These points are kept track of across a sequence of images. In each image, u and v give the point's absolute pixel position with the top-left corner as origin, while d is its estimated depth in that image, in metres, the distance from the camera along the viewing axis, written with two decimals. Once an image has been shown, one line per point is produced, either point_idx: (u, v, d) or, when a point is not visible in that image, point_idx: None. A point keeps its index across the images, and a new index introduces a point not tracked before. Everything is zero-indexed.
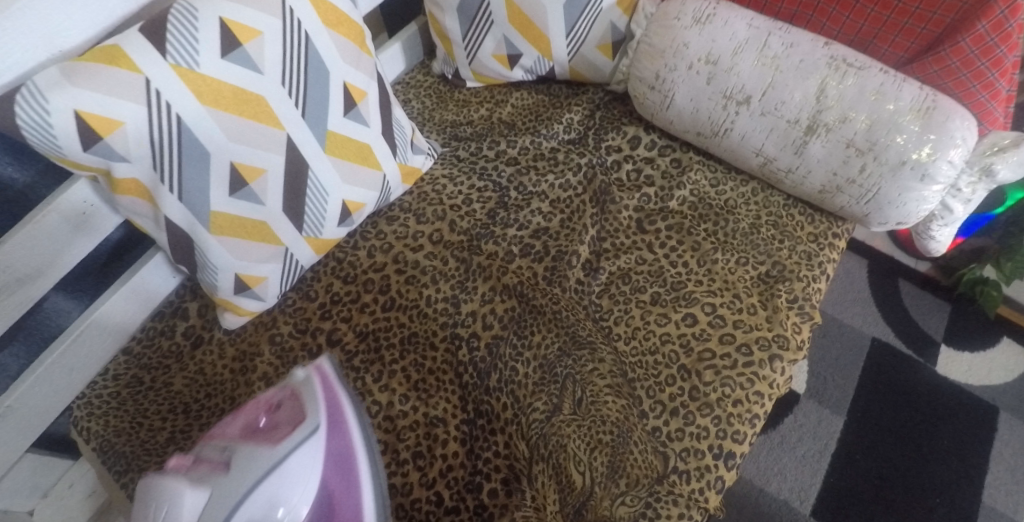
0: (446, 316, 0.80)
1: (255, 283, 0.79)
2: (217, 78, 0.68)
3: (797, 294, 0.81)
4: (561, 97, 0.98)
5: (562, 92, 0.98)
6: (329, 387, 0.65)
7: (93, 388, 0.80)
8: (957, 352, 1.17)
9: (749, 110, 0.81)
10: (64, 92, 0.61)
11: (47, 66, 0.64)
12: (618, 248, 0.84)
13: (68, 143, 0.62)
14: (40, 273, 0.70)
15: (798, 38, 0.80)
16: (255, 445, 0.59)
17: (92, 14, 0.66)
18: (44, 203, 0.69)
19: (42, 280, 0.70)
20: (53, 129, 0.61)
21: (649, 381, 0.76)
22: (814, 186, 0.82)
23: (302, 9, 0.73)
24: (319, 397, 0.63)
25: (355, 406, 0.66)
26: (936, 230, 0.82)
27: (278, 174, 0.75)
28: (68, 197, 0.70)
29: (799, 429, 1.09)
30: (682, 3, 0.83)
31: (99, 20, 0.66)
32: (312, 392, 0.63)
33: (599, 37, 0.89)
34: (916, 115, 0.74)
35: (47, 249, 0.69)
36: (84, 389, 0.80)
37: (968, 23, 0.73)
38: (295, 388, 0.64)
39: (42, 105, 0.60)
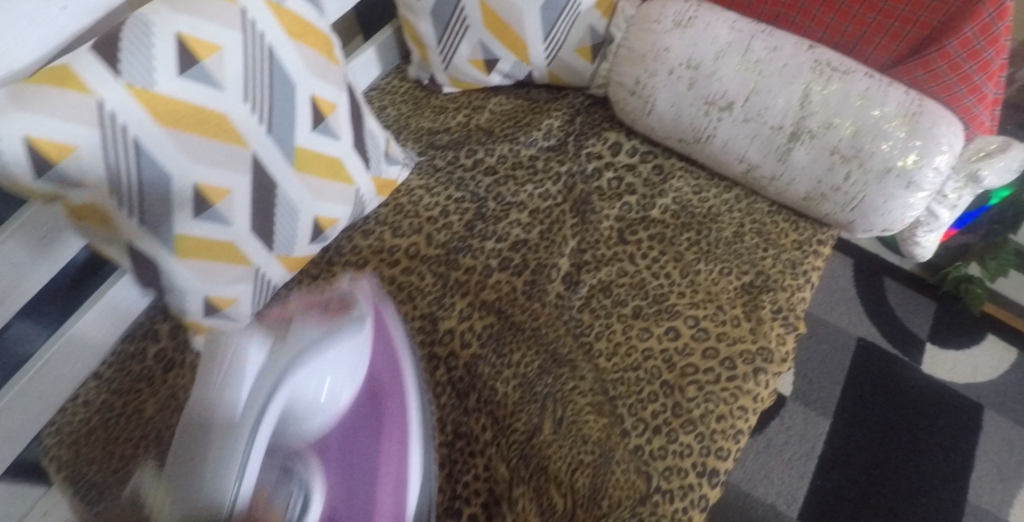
0: (423, 334, 0.79)
1: (227, 305, 0.76)
2: (175, 96, 0.65)
3: (781, 304, 0.79)
4: (540, 103, 0.95)
5: (541, 97, 0.95)
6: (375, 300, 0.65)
7: (63, 415, 0.79)
8: (942, 349, 1.16)
9: (731, 116, 0.78)
10: (11, 118, 0.59)
11: None
12: (599, 260, 0.82)
13: (19, 169, 0.59)
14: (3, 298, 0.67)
15: (781, 41, 0.78)
16: (317, 325, 0.56)
17: (39, 31, 0.63)
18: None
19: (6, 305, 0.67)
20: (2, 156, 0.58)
21: (631, 398, 0.73)
22: (798, 193, 0.80)
23: (264, 23, 0.71)
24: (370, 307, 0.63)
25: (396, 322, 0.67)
26: (921, 236, 0.80)
27: (245, 193, 0.72)
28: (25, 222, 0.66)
29: (785, 432, 1.09)
30: (663, 6, 0.81)
31: (49, 38, 0.65)
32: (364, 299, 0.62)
33: (577, 41, 0.86)
34: (902, 120, 0.72)
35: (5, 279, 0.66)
36: (54, 416, 0.78)
37: (955, 26, 0.71)
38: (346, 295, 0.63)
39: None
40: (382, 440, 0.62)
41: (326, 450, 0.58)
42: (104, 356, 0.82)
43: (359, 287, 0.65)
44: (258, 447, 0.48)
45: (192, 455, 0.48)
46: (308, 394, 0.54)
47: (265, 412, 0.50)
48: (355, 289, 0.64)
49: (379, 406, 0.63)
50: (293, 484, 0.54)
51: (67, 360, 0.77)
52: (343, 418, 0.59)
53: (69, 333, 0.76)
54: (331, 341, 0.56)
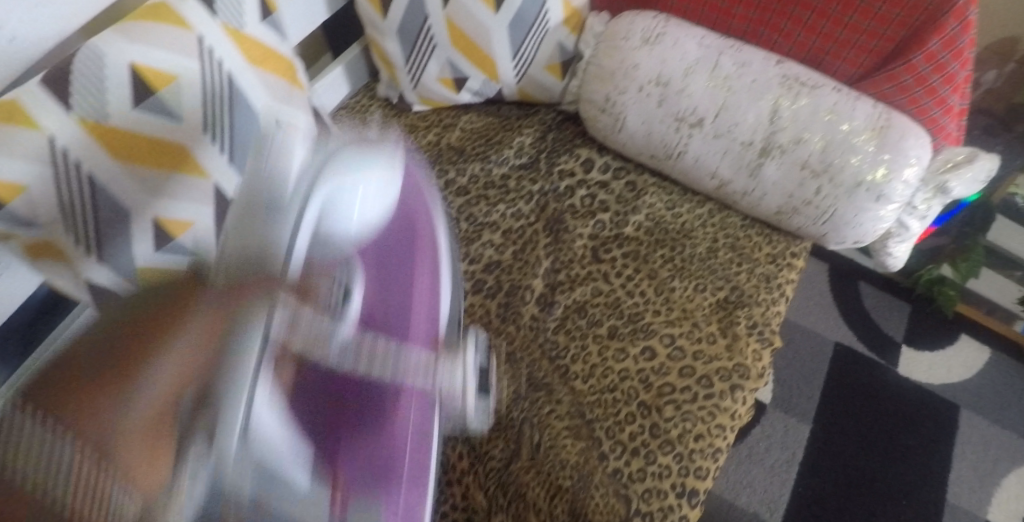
0: None
1: None
2: (131, 129, 0.63)
3: (757, 319, 0.79)
4: (512, 120, 0.94)
5: (513, 116, 0.94)
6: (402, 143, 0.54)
7: None
8: (917, 351, 1.17)
9: (702, 132, 0.78)
10: None
11: None
12: (573, 280, 0.81)
13: None
14: None
15: (749, 57, 0.77)
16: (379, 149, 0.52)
17: None
18: None
19: None
20: None
21: (609, 421, 0.73)
22: (770, 207, 0.80)
23: (223, 51, 0.69)
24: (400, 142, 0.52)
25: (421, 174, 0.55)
26: (892, 247, 0.80)
27: (207, 224, 0.70)
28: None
29: (767, 439, 1.09)
30: (631, 23, 0.81)
31: None
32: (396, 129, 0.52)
33: (546, 58, 0.86)
34: (871, 134, 0.72)
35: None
36: None
37: (920, 40, 0.71)
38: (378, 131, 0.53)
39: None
40: (416, 264, 0.50)
41: (365, 252, 0.45)
42: None
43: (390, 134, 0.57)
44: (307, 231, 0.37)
45: (232, 260, 0.36)
46: (344, 206, 0.40)
47: (310, 200, 0.38)
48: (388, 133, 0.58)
49: (411, 220, 0.51)
50: (340, 265, 0.42)
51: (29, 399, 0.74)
52: (381, 226, 0.46)
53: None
54: (363, 148, 0.43)
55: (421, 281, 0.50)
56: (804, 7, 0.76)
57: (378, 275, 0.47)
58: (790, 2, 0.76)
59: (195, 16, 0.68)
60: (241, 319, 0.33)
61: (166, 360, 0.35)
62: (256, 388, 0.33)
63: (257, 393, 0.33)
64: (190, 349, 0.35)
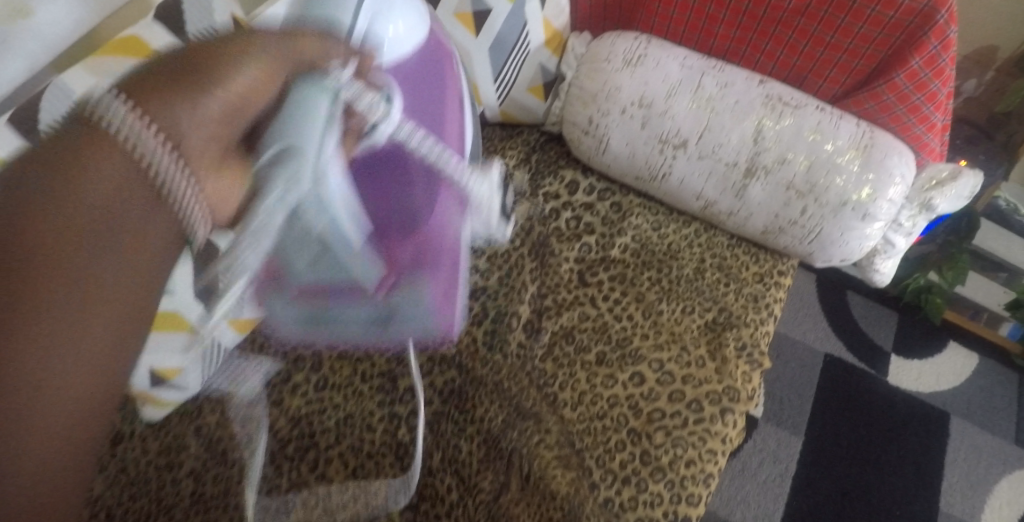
0: (382, 393, 0.76)
1: (174, 375, 0.72)
2: None
3: (745, 340, 0.78)
4: (496, 143, 0.91)
5: (496, 139, 0.91)
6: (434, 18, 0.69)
7: None
8: (906, 359, 1.17)
9: (686, 153, 0.77)
10: None
11: None
12: (560, 305, 0.81)
13: None
14: None
15: (731, 77, 0.77)
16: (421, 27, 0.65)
17: None
18: None
19: None
20: None
21: (598, 450, 0.72)
22: (756, 227, 0.80)
23: None
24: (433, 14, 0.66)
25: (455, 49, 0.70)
26: (879, 264, 0.79)
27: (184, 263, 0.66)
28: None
29: (760, 454, 1.08)
30: (612, 45, 0.80)
31: None
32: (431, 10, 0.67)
33: (529, 80, 0.85)
34: (856, 153, 0.72)
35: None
36: None
37: (901, 59, 0.71)
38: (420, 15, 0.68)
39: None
40: (448, 97, 0.61)
41: (401, 71, 0.57)
42: None
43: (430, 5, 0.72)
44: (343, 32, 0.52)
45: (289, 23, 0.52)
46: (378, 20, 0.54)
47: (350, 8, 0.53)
48: None
49: (443, 56, 0.62)
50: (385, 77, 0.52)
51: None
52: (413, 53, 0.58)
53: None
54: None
55: (453, 127, 0.60)
56: (784, 27, 0.76)
57: (411, 83, 0.58)
58: (770, 22, 0.76)
59: (162, 44, 0.65)
60: (307, 78, 0.46)
61: (244, 59, 0.44)
62: (328, 132, 0.46)
63: (330, 133, 0.46)
64: (264, 60, 0.45)
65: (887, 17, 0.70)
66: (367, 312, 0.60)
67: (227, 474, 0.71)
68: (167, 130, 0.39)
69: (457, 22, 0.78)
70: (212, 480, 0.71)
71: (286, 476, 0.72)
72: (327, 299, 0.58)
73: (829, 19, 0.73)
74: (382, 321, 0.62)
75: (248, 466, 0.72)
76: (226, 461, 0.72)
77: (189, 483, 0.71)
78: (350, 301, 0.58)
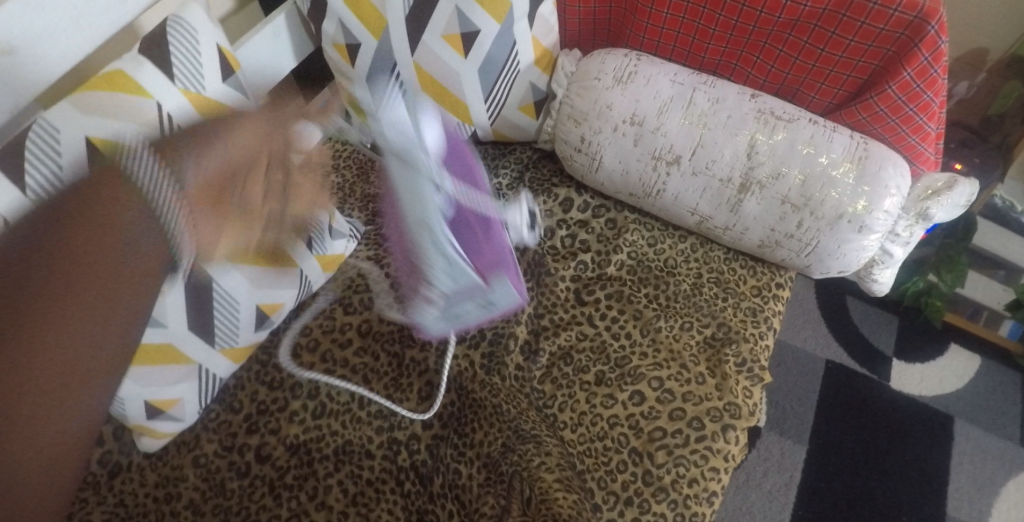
0: (381, 419, 0.76)
1: (169, 407, 0.72)
2: None
3: (746, 355, 0.77)
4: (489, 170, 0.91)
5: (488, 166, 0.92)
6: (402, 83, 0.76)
7: None
8: (908, 363, 1.17)
9: (679, 170, 0.77)
10: None
11: None
12: (558, 325, 0.81)
13: None
14: None
15: (723, 92, 0.77)
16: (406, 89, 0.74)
17: None
18: None
19: None
20: None
21: (599, 471, 0.72)
22: (753, 241, 0.79)
23: (182, 114, 0.63)
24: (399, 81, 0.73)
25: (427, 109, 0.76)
26: (877, 273, 0.79)
27: (177, 293, 0.68)
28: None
29: (763, 463, 1.08)
30: (602, 62, 0.80)
31: None
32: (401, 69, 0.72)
33: (520, 99, 0.84)
34: (850, 165, 0.72)
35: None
36: None
37: (893, 71, 0.71)
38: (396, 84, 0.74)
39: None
40: (466, 153, 0.73)
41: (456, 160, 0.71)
42: None
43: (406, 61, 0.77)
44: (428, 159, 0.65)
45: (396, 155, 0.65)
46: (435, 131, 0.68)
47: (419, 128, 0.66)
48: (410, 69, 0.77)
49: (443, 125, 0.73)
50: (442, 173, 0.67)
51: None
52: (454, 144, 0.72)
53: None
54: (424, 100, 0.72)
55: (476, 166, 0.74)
56: (774, 40, 0.75)
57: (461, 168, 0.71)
58: (760, 36, 0.76)
59: (153, 82, 0.62)
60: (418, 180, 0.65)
61: (223, 133, 0.62)
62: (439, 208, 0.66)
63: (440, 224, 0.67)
64: (243, 140, 0.63)
65: (877, 29, 0.69)
66: (476, 303, 0.73)
67: (226, 506, 0.72)
68: (170, 182, 0.56)
69: (445, 44, 0.78)
70: (211, 511, 0.72)
71: (286, 505, 0.72)
72: (461, 298, 0.71)
73: (819, 32, 0.72)
74: (490, 309, 0.74)
75: (247, 496, 0.73)
76: (224, 491, 0.73)
77: (187, 515, 0.71)
78: (470, 296, 0.71)
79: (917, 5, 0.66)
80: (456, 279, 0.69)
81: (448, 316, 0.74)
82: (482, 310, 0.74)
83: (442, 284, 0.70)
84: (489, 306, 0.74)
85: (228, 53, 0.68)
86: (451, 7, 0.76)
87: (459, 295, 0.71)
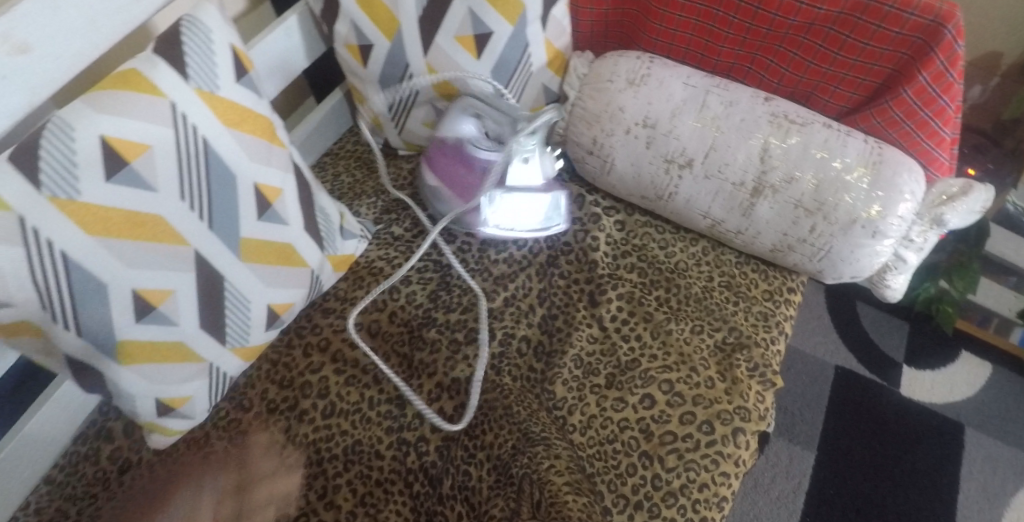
0: (390, 419, 0.76)
1: (181, 404, 0.72)
2: (105, 205, 0.59)
3: (757, 361, 0.77)
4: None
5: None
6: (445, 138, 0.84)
7: None
8: (919, 370, 1.16)
9: (691, 173, 0.77)
10: None
11: None
12: (569, 325, 0.81)
13: None
14: None
15: (737, 95, 0.76)
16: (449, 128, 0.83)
17: None
18: None
19: None
20: None
21: (609, 474, 0.72)
22: (765, 245, 0.79)
23: (196, 113, 0.63)
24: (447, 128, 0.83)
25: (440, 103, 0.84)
26: (891, 279, 0.78)
27: (189, 291, 0.67)
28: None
29: (772, 469, 1.07)
30: (615, 64, 0.80)
31: None
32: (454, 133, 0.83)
33: (532, 100, 0.85)
34: (864, 170, 0.71)
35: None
36: None
37: (908, 75, 0.70)
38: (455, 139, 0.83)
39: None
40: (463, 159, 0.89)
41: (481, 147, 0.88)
42: (55, 458, 0.77)
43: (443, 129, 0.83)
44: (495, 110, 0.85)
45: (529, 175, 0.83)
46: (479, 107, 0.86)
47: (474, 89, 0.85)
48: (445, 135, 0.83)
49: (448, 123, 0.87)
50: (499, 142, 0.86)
51: (7, 471, 0.72)
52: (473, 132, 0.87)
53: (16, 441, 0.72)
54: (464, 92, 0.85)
55: None
56: (788, 43, 0.75)
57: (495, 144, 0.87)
58: (774, 39, 0.75)
59: (168, 80, 0.61)
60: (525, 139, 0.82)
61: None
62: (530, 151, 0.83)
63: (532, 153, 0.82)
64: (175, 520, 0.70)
65: (893, 33, 0.69)
66: (533, 214, 0.83)
67: (236, 502, 0.72)
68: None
69: (458, 46, 0.78)
70: None
71: (295, 503, 0.73)
72: (528, 200, 0.83)
73: (834, 35, 0.72)
74: (540, 224, 0.84)
75: (257, 493, 0.72)
76: (234, 488, 0.73)
77: (197, 511, 0.72)
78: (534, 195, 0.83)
79: (934, 9, 0.66)
80: (532, 174, 0.82)
81: (512, 218, 0.83)
82: (534, 225, 0.84)
83: (517, 179, 0.82)
84: (540, 221, 0.84)
85: (241, 53, 0.67)
86: (465, 10, 0.76)
87: (526, 196, 0.83)
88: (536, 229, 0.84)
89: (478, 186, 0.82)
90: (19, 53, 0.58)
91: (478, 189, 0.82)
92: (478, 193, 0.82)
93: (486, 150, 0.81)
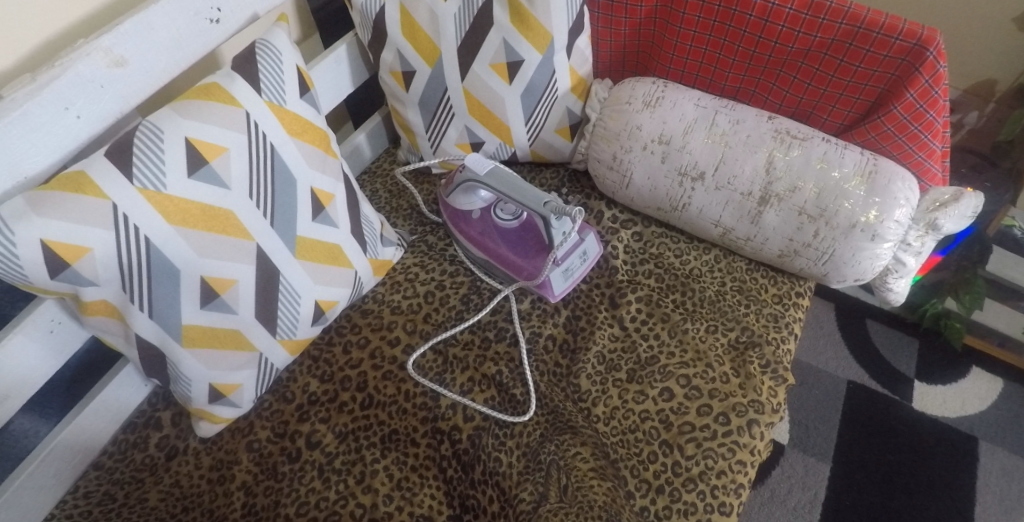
0: (425, 410, 0.81)
1: (231, 391, 0.77)
2: (185, 197, 0.67)
3: (769, 358, 0.81)
4: None
5: None
6: (467, 223, 0.91)
7: (62, 508, 0.76)
8: (930, 385, 1.20)
9: (703, 185, 0.84)
10: (29, 222, 0.60)
11: (11, 193, 0.63)
12: (593, 324, 0.86)
13: (34, 271, 0.61)
14: (10, 394, 0.68)
15: (743, 114, 0.84)
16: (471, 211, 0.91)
17: (52, 138, 0.64)
18: (14, 323, 0.68)
19: (14, 397, 0.69)
20: (19, 260, 0.60)
21: (632, 460, 0.77)
22: (772, 251, 0.85)
23: (266, 122, 0.72)
24: (468, 213, 0.91)
25: (457, 199, 0.90)
26: (892, 283, 0.84)
27: (249, 281, 0.73)
28: (33, 319, 0.69)
29: (787, 481, 1.10)
30: (632, 89, 0.88)
31: (64, 144, 0.65)
32: (473, 210, 0.90)
33: (557, 122, 0.94)
34: (860, 179, 0.78)
35: (13, 374, 0.68)
36: (53, 509, 0.76)
37: (896, 93, 0.78)
38: (478, 215, 0.90)
39: (8, 237, 0.59)
40: None
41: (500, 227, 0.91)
42: (104, 445, 0.81)
43: (467, 210, 0.91)
44: (494, 170, 0.84)
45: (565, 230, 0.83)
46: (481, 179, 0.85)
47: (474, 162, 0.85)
48: (472, 213, 0.90)
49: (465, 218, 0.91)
50: (507, 216, 0.91)
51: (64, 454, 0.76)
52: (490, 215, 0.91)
53: (73, 423, 0.76)
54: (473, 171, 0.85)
55: None
56: (788, 68, 0.84)
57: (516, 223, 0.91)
58: (775, 64, 0.84)
59: (244, 93, 0.70)
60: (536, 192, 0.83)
61: None
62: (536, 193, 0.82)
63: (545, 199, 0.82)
64: None
65: (881, 56, 0.77)
66: (578, 254, 0.87)
67: (277, 487, 0.76)
68: None
69: (493, 72, 0.87)
70: (262, 492, 0.76)
71: (334, 488, 0.76)
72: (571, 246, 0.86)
73: (829, 59, 0.80)
74: (586, 258, 0.89)
75: (298, 478, 0.77)
76: (276, 474, 0.77)
77: (241, 495, 0.77)
78: (575, 249, 0.87)
79: (915, 34, 0.74)
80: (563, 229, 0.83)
81: (564, 272, 0.86)
82: (582, 263, 0.88)
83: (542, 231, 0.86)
84: (585, 257, 0.89)
85: (305, 74, 0.76)
86: (499, 40, 0.85)
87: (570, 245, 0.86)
88: (583, 266, 0.89)
89: (520, 246, 0.89)
90: (117, 65, 0.67)
91: (520, 250, 0.89)
92: (523, 253, 0.88)
93: (508, 215, 0.90)
